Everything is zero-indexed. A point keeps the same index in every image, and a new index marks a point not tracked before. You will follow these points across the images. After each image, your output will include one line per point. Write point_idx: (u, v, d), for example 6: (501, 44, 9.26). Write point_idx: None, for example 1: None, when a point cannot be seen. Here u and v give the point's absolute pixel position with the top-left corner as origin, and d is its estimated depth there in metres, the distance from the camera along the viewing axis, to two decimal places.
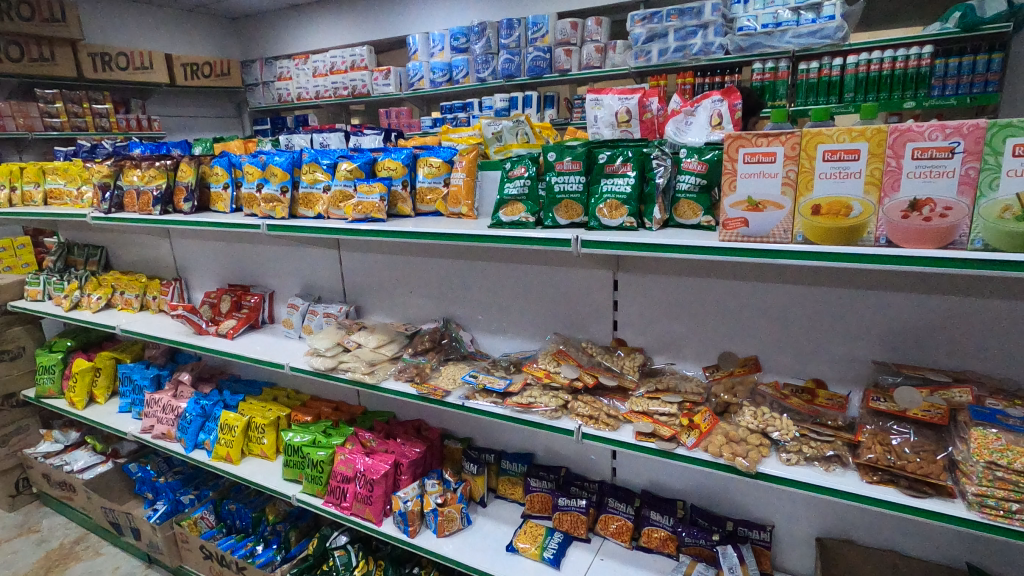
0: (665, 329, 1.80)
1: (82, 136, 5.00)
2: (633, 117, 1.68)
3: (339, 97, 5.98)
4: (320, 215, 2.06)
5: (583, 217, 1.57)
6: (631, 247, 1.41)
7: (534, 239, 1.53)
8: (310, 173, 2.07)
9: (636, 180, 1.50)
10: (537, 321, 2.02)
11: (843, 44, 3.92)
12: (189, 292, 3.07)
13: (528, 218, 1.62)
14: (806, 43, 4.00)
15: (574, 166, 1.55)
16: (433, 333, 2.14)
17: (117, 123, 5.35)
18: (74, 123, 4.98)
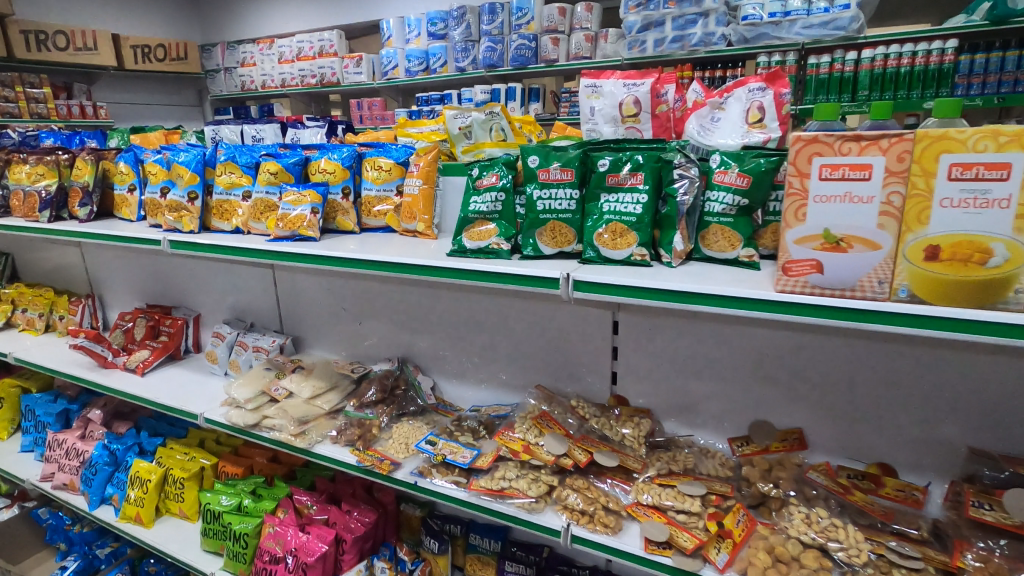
0: (678, 387, 1.39)
1: (12, 123, 4.45)
2: (642, 111, 1.24)
3: (306, 85, 5.45)
4: (238, 230, 1.61)
5: (576, 245, 1.15)
6: (645, 294, 0.99)
7: (508, 276, 1.11)
8: (226, 175, 1.62)
9: (649, 197, 1.09)
10: (515, 368, 1.60)
11: (858, 37, 3.54)
12: (106, 311, 2.59)
13: (502, 243, 1.18)
14: (817, 35, 3.62)
15: (565, 176, 1.13)
16: (384, 379, 1.70)
17: (56, 110, 4.80)
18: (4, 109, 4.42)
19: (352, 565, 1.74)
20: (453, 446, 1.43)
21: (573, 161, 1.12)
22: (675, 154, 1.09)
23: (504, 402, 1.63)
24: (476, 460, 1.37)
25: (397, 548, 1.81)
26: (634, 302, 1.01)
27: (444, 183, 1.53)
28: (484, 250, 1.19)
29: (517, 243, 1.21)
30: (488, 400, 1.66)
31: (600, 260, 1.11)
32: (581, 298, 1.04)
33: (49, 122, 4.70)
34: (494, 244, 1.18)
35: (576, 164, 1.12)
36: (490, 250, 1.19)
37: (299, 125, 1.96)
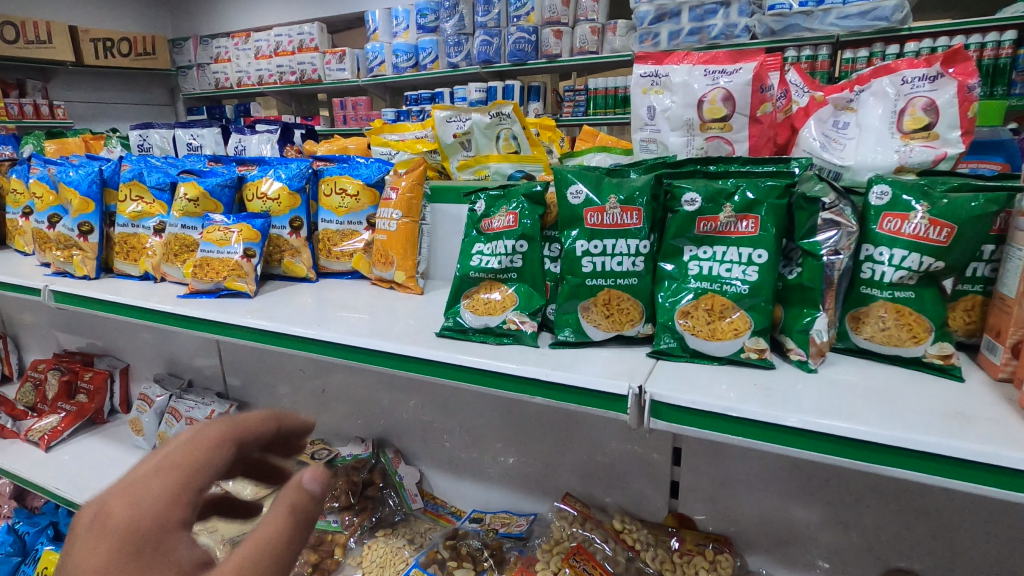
0: (767, 510, 0.97)
1: None
2: (733, 111, 0.82)
3: (286, 83, 4.83)
4: (150, 276, 1.17)
5: (644, 326, 0.72)
6: (786, 437, 0.56)
7: (536, 382, 0.67)
8: (132, 200, 1.18)
9: (771, 255, 0.66)
10: (532, 466, 1.17)
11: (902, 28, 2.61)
12: (24, 355, 2.13)
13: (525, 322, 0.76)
14: (855, 26, 2.68)
15: (628, 217, 0.70)
16: (353, 473, 1.26)
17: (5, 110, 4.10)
18: None
19: None
20: None
21: (642, 194, 0.69)
22: (814, 182, 0.66)
23: (517, 510, 1.20)
24: None
25: None
26: (762, 446, 0.58)
27: (431, 212, 1.09)
28: (497, 331, 0.76)
29: (546, 318, 0.78)
30: (495, 506, 1.23)
31: (686, 353, 0.69)
32: (666, 430, 0.61)
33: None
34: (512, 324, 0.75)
35: (647, 198, 0.69)
36: (506, 332, 0.76)
37: (246, 130, 1.51)
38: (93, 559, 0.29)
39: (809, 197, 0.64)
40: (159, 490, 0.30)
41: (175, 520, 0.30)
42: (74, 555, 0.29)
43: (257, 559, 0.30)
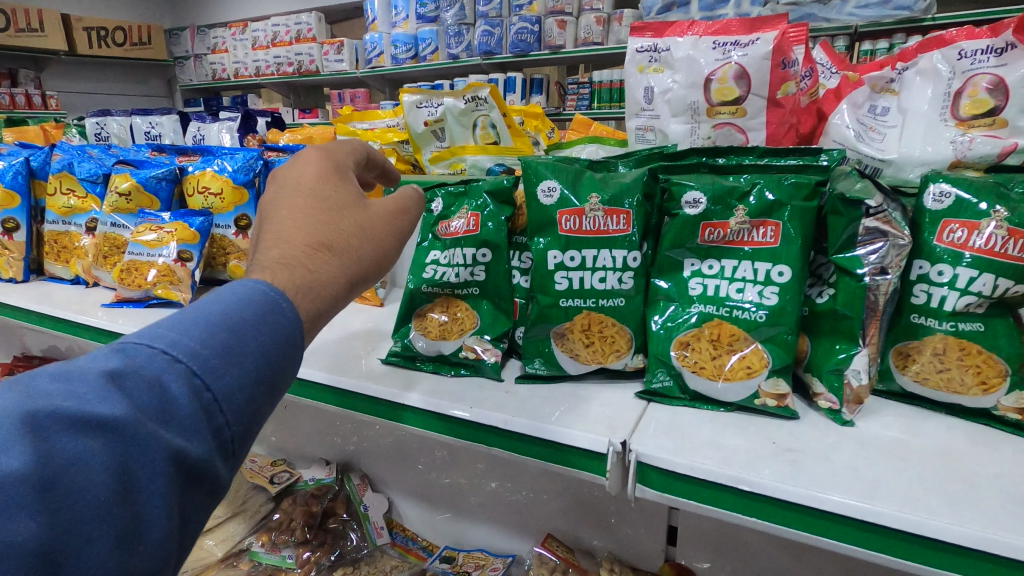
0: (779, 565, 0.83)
1: None
2: (748, 92, 0.67)
3: (283, 75, 4.65)
4: (81, 280, 1.04)
5: (633, 358, 0.58)
6: (818, 524, 0.41)
7: (492, 431, 0.53)
8: (61, 194, 1.04)
9: (795, 273, 0.52)
10: (511, 501, 1.03)
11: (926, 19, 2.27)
12: None
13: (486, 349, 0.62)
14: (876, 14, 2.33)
15: (613, 222, 0.55)
16: (314, 498, 1.15)
17: None
18: None
19: None
20: None
21: (631, 193, 0.55)
22: (853, 180, 0.51)
23: (494, 549, 1.07)
24: None
25: None
26: (784, 532, 0.43)
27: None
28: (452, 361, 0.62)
29: (513, 341, 0.65)
30: (470, 543, 1.09)
31: (685, 395, 0.55)
32: (656, 502, 0.47)
33: None
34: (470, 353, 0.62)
35: (637, 199, 0.55)
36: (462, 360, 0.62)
37: (207, 118, 1.38)
38: (299, 207, 0.38)
39: (849, 200, 0.49)
40: (326, 159, 0.43)
41: (343, 177, 0.42)
42: (274, 203, 0.38)
43: (403, 208, 0.44)
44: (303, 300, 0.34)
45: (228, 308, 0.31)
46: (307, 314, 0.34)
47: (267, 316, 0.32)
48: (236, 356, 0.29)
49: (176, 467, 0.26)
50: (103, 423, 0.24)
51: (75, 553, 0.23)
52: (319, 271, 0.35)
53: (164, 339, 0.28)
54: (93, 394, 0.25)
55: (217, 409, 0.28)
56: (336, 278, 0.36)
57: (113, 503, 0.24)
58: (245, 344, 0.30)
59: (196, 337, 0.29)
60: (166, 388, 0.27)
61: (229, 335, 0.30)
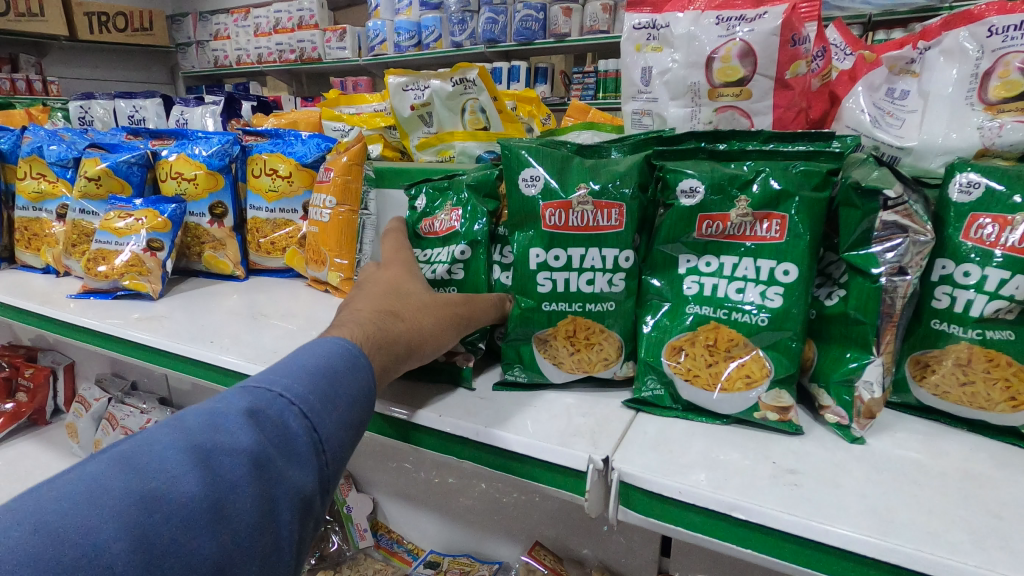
0: None
1: None
2: (753, 73, 0.62)
3: (285, 62, 4.57)
4: (52, 270, 0.99)
5: (622, 366, 0.52)
6: (822, 559, 0.36)
7: (465, 442, 0.48)
8: (31, 179, 0.99)
9: (802, 272, 0.46)
10: (499, 507, 0.98)
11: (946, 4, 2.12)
12: None
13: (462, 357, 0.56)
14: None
15: (605, 217, 0.49)
16: None
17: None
18: None
19: None
20: None
21: (623, 182, 0.49)
22: (871, 168, 0.45)
23: (480, 555, 1.02)
24: None
25: None
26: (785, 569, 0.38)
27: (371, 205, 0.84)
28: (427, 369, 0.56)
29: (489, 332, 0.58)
30: (456, 548, 1.05)
31: (677, 406, 0.49)
32: (641, 527, 0.42)
33: None
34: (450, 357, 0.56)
35: (630, 188, 0.49)
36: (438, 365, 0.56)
37: (191, 101, 1.33)
38: (374, 289, 0.46)
39: (865, 190, 0.44)
40: (402, 263, 0.52)
41: (415, 273, 0.51)
42: (356, 290, 0.46)
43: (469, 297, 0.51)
44: (376, 353, 0.39)
45: (322, 358, 0.35)
46: (377, 364, 0.39)
47: (352, 367, 0.36)
48: (336, 399, 0.33)
49: (297, 499, 0.30)
50: (249, 453, 0.28)
51: (235, 571, 0.26)
52: (386, 329, 0.41)
53: (278, 384, 0.32)
54: (237, 430, 0.29)
55: (323, 447, 0.32)
56: (399, 340, 0.42)
57: (260, 527, 0.28)
58: (342, 389, 0.34)
59: (304, 382, 0.33)
60: (288, 426, 0.31)
61: (331, 382, 0.34)
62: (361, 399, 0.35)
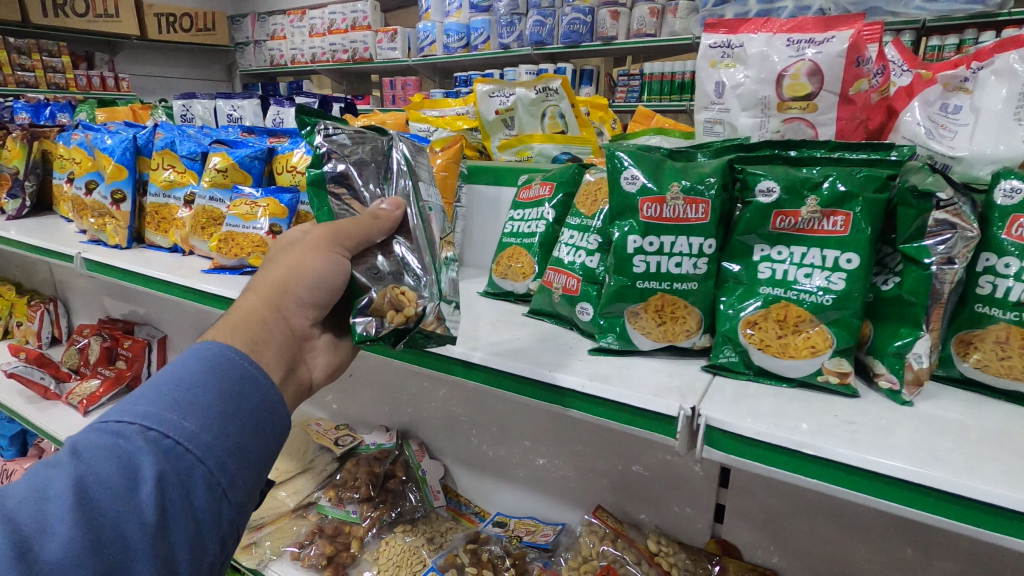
0: (820, 546, 0.87)
1: (29, 96, 3.70)
2: (820, 89, 0.70)
3: (338, 61, 4.76)
4: (178, 249, 1.14)
5: (701, 337, 0.62)
6: (876, 486, 0.45)
7: (570, 394, 0.59)
8: (163, 169, 1.15)
9: (862, 260, 0.55)
10: (561, 474, 1.09)
11: (1000, 12, 2.12)
12: (72, 318, 2.20)
13: (407, 281, 0.60)
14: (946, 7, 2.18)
15: (693, 210, 0.59)
16: (376, 461, 1.22)
17: (76, 81, 4.00)
18: (19, 79, 3.69)
19: None
20: None
21: (711, 182, 0.58)
22: (925, 173, 0.54)
23: (544, 517, 1.13)
24: None
25: None
26: (843, 495, 0.47)
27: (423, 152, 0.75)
28: (408, 318, 0.59)
29: (376, 243, 0.60)
30: (520, 511, 1.16)
31: (750, 370, 0.59)
32: (723, 463, 0.51)
33: (68, 94, 3.92)
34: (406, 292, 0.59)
35: (717, 187, 0.58)
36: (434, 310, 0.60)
37: (284, 102, 1.47)
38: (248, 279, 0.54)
39: (921, 192, 0.52)
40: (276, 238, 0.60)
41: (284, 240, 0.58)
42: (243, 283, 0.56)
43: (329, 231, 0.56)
44: (237, 334, 0.48)
45: (181, 371, 0.43)
46: (250, 343, 0.48)
47: (209, 378, 0.43)
48: (184, 408, 0.41)
49: (143, 509, 0.36)
50: (73, 488, 0.35)
51: None
52: (247, 310, 0.50)
53: (124, 416, 0.39)
54: (70, 469, 0.36)
55: (175, 455, 0.39)
56: (260, 313, 0.50)
57: (94, 545, 0.34)
58: (196, 399, 0.41)
59: (152, 405, 0.40)
60: (133, 449, 0.38)
61: (176, 394, 0.41)
62: (218, 399, 0.42)
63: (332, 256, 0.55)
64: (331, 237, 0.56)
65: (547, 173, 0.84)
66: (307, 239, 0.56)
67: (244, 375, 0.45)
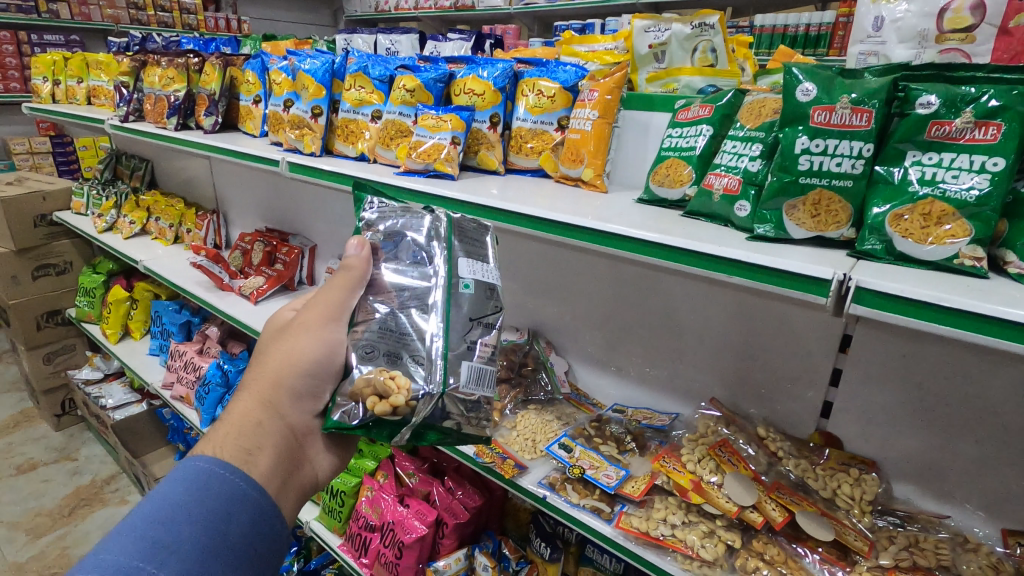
0: (920, 440, 0.99)
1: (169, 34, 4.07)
2: (980, 22, 0.81)
3: (440, 8, 4.88)
4: (364, 157, 1.36)
5: (848, 230, 0.75)
6: (1001, 328, 0.58)
7: (736, 264, 0.74)
8: (356, 89, 1.36)
9: (1008, 164, 0.65)
10: (678, 371, 1.26)
11: None
12: (229, 229, 2.56)
13: (393, 373, 0.81)
14: None
15: (857, 119, 0.72)
16: (511, 353, 1.43)
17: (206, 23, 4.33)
18: (161, 19, 4.06)
19: (450, 550, 1.54)
20: (594, 458, 1.15)
21: (878, 95, 0.71)
22: None
23: (658, 408, 1.31)
24: (625, 486, 1.08)
25: (501, 540, 1.60)
26: (969, 338, 0.60)
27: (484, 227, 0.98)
28: (394, 407, 0.79)
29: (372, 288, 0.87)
30: (636, 403, 1.35)
31: (891, 256, 0.71)
32: (866, 315, 0.66)
33: (198, 34, 4.27)
34: (394, 381, 0.80)
35: (882, 100, 0.71)
36: (415, 401, 0.80)
37: (440, 37, 1.64)
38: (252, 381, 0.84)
39: None
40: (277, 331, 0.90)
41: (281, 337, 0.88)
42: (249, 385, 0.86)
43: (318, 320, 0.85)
44: (234, 441, 0.76)
45: (174, 504, 0.65)
46: (247, 446, 0.76)
47: (189, 514, 0.65)
48: (171, 540, 0.62)
49: None
50: None
51: None
52: (249, 412, 0.80)
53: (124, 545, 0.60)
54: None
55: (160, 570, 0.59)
56: (258, 415, 0.80)
57: None
58: (177, 531, 0.63)
59: (144, 538, 0.61)
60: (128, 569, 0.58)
61: (158, 527, 0.63)
62: (192, 525, 0.64)
63: (317, 343, 0.83)
64: (322, 320, 0.85)
65: (706, 97, 0.97)
66: (308, 327, 0.85)
67: (218, 493, 0.69)
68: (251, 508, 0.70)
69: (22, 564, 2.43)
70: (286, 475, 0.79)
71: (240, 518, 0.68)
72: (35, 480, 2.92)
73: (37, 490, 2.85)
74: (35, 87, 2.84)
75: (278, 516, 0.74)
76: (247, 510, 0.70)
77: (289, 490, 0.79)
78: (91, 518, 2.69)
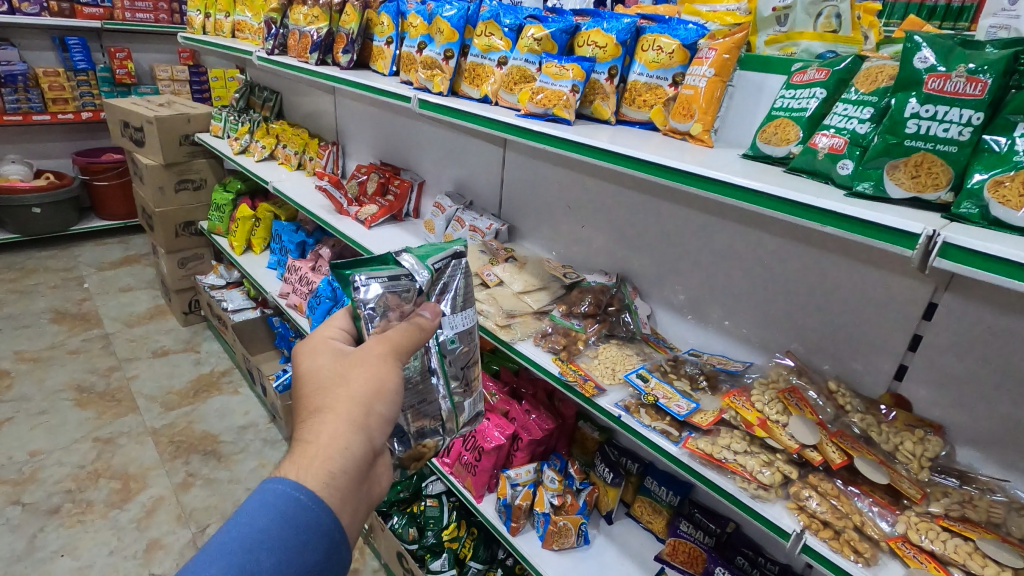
0: (994, 409, 1.04)
1: None
2: None
3: None
4: (487, 99, 1.51)
5: (946, 194, 0.80)
6: None
7: (829, 214, 0.83)
8: (486, 36, 1.49)
9: None
10: (757, 326, 1.34)
11: None
12: (346, 161, 2.81)
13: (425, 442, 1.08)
14: None
15: (971, 88, 0.77)
16: (599, 293, 1.56)
17: None
18: None
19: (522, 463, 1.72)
20: (667, 390, 1.27)
21: (996, 67, 0.75)
22: None
23: (732, 356, 1.41)
24: (694, 416, 1.20)
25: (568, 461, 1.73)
26: None
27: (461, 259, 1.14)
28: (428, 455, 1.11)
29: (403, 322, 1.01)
30: (712, 348, 1.45)
31: (984, 222, 0.75)
32: (948, 270, 0.73)
33: None
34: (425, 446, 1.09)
35: (1000, 71, 0.75)
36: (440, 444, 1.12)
37: None
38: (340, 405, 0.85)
39: None
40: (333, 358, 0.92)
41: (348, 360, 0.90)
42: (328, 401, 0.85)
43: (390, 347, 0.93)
44: (331, 462, 0.79)
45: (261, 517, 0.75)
46: (339, 470, 0.80)
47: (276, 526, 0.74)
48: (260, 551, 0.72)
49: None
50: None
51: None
52: (340, 435, 0.82)
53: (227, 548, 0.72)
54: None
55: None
56: (348, 438, 0.82)
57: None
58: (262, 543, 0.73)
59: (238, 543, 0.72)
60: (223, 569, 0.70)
61: (247, 554, 0.72)
62: (271, 550, 0.73)
63: (391, 370, 0.91)
64: (392, 353, 0.93)
65: (824, 62, 1.01)
66: (374, 355, 0.92)
67: (297, 523, 0.75)
68: (324, 537, 0.77)
69: (158, 429, 2.90)
70: (362, 492, 0.85)
71: (314, 548, 0.76)
72: (167, 364, 3.41)
73: (168, 372, 3.34)
74: (191, 19, 3.20)
75: (346, 539, 0.81)
76: (322, 538, 0.77)
77: (358, 514, 0.84)
78: (210, 401, 3.13)
